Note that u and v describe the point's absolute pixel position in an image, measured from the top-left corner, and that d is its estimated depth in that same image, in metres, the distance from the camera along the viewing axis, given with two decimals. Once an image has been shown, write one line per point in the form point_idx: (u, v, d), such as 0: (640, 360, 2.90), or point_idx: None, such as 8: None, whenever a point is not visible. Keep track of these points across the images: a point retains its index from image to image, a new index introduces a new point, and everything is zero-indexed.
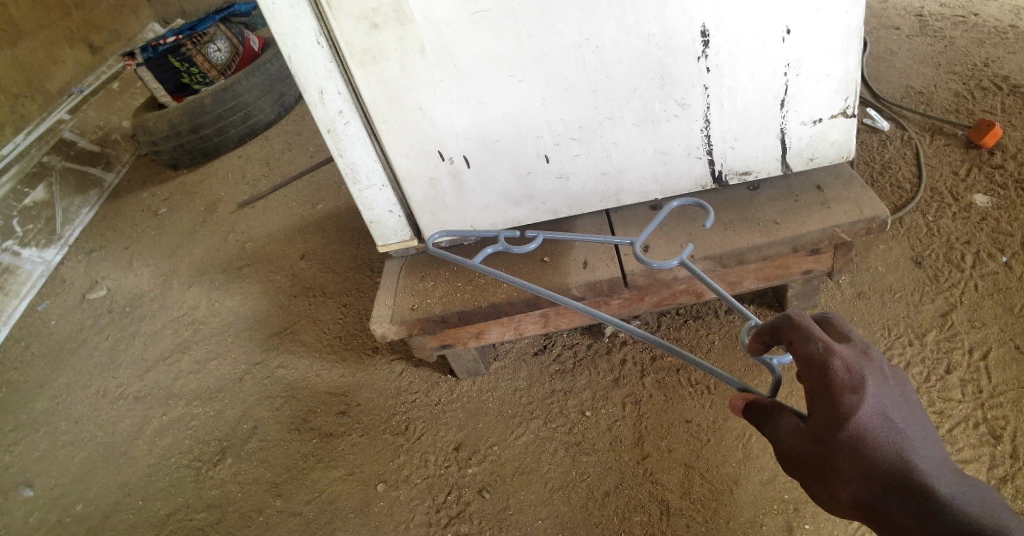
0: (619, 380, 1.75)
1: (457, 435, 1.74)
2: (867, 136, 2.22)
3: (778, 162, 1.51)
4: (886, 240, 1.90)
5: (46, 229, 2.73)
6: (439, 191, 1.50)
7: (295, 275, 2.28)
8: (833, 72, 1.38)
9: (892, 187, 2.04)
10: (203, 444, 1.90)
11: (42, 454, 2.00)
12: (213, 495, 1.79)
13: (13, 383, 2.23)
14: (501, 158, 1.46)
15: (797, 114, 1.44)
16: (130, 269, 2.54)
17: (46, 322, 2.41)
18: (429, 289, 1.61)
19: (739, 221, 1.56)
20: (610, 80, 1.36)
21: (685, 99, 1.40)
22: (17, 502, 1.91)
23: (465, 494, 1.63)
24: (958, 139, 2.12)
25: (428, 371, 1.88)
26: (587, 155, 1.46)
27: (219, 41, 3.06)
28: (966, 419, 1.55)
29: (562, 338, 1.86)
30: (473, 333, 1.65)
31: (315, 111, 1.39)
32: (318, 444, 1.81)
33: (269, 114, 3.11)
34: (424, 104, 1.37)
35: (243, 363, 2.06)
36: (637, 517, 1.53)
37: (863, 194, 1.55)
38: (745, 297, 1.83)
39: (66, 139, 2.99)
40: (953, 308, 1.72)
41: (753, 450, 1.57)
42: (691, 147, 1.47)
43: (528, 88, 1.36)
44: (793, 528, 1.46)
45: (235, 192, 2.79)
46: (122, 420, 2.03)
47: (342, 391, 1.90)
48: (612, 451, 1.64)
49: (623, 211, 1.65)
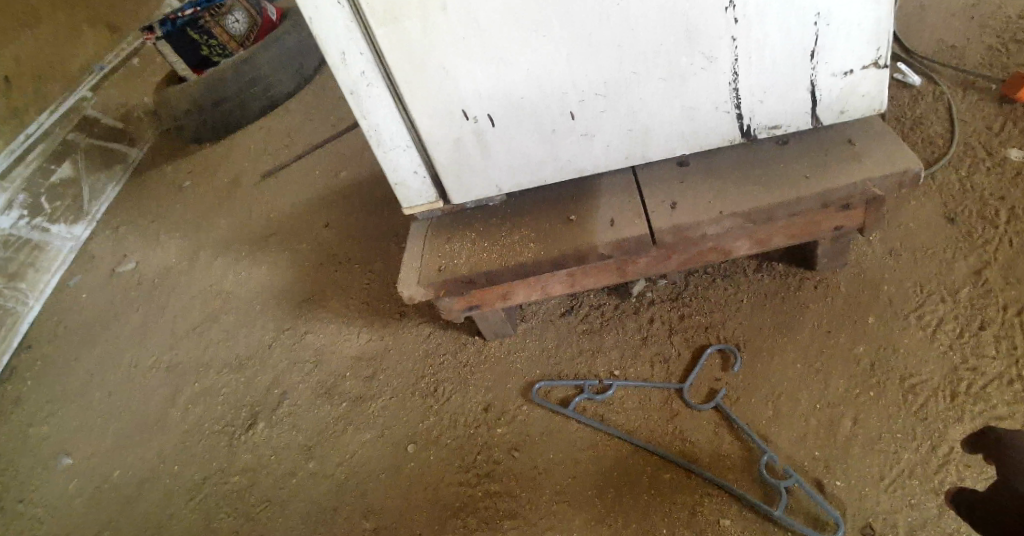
0: (647, 339, 1.75)
1: (486, 397, 1.75)
2: (898, 92, 2.17)
3: (807, 116, 1.48)
4: (919, 196, 1.86)
5: (74, 206, 2.77)
6: (463, 151, 1.49)
7: (321, 243, 2.30)
8: (865, 21, 1.35)
9: (923, 143, 2.00)
10: (236, 410, 1.93)
11: (79, 423, 2.05)
12: (246, 460, 1.82)
13: (49, 355, 2.28)
14: (525, 118, 1.44)
15: (828, 66, 1.40)
16: (158, 243, 2.57)
17: (78, 296, 2.45)
18: (455, 250, 1.61)
19: (768, 176, 1.54)
20: (635, 34, 1.33)
21: (712, 52, 1.37)
22: (57, 470, 1.96)
23: (495, 454, 1.65)
24: (992, 94, 2.07)
25: (455, 333, 1.88)
26: (613, 112, 1.44)
27: (237, 12, 3.02)
28: (1000, 376, 1.52)
29: (589, 299, 1.86)
30: (500, 294, 1.65)
31: (338, 74, 1.38)
32: (348, 407, 1.83)
33: (289, 85, 3.10)
34: (446, 63, 1.35)
35: (272, 330, 2.08)
36: (668, 473, 1.54)
37: (895, 147, 1.52)
38: (774, 255, 1.81)
39: (89, 117, 3.03)
40: (987, 265, 1.69)
41: (782, 407, 1.57)
42: (719, 101, 1.44)
43: (553, 45, 1.34)
44: (823, 484, 1.46)
45: (259, 163, 2.81)
46: (155, 389, 2.06)
47: (370, 355, 1.92)
48: (641, 410, 1.64)
49: (649, 169, 1.63)
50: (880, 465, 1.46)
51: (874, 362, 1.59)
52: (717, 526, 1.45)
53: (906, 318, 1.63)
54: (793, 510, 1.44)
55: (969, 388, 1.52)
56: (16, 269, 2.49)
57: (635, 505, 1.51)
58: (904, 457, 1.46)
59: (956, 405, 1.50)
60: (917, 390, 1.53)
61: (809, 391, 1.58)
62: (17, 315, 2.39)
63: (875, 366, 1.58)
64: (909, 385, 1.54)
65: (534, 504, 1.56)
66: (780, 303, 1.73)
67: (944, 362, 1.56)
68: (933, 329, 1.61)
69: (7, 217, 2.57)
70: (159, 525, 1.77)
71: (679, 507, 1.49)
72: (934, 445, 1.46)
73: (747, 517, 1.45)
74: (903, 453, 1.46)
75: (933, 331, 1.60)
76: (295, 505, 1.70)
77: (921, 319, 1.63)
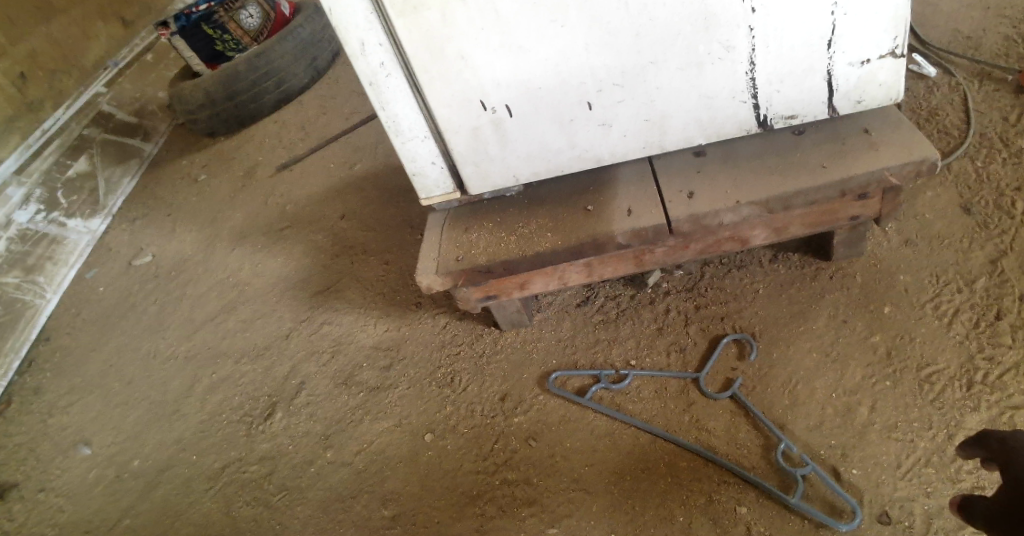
0: (663, 329, 1.76)
1: (503, 386, 1.76)
2: (913, 83, 2.16)
3: (823, 105, 1.48)
4: (935, 187, 1.85)
5: (90, 200, 2.78)
6: (481, 141, 1.50)
7: (337, 235, 2.32)
8: (882, 10, 1.35)
9: (938, 133, 1.99)
10: (253, 400, 1.95)
11: (98, 414, 2.08)
12: (264, 450, 1.84)
13: (67, 347, 2.31)
14: (543, 108, 1.45)
15: (844, 55, 1.40)
16: (174, 236, 2.59)
17: (95, 288, 2.48)
18: (473, 240, 1.62)
19: (784, 166, 1.54)
20: (653, 23, 1.34)
21: (729, 41, 1.37)
22: (76, 459, 1.98)
23: (512, 442, 1.66)
24: (1008, 84, 2.06)
25: (471, 324, 1.90)
26: (630, 101, 1.45)
27: (251, 7, 3.04)
28: (1016, 366, 1.52)
29: (605, 289, 1.87)
30: (518, 284, 1.66)
31: (356, 65, 1.39)
32: (365, 397, 1.85)
33: (302, 79, 3.11)
34: (465, 52, 1.36)
35: (289, 321, 2.10)
36: (684, 462, 1.55)
37: (912, 137, 1.51)
38: (790, 246, 1.81)
39: (105, 112, 3.04)
40: (1003, 255, 1.69)
41: (799, 396, 1.57)
42: (736, 90, 1.44)
43: (571, 34, 1.34)
44: (840, 473, 1.46)
45: (273, 156, 2.83)
46: (172, 380, 2.09)
47: (387, 345, 1.94)
48: (657, 399, 1.65)
49: (666, 159, 1.64)
50: (896, 454, 1.46)
51: (890, 351, 1.59)
52: (734, 513, 1.46)
53: (923, 308, 1.63)
54: (810, 498, 1.45)
55: (985, 378, 1.52)
56: (34, 263, 2.52)
57: (652, 492, 1.52)
58: (920, 446, 1.46)
59: (973, 394, 1.50)
60: (933, 379, 1.53)
61: (825, 380, 1.58)
62: (36, 309, 2.41)
63: (891, 354, 1.58)
64: (925, 374, 1.54)
65: (550, 492, 1.57)
66: (795, 293, 1.73)
67: (961, 351, 1.56)
68: (949, 319, 1.61)
69: (24, 212, 2.62)
70: (180, 514, 1.79)
71: (695, 494, 1.50)
72: (950, 435, 1.46)
73: (764, 504, 1.45)
74: (919, 441, 1.47)
75: (949, 321, 1.61)
76: (313, 494, 1.72)
77: (937, 308, 1.63)
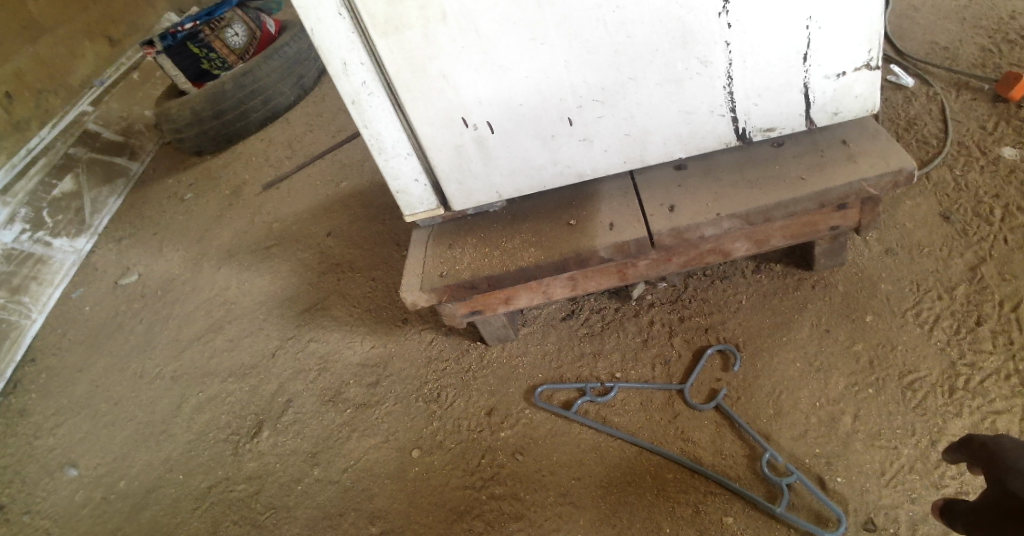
0: (648, 341, 1.77)
1: (490, 400, 1.76)
2: (891, 93, 2.19)
3: (801, 118, 1.50)
4: (914, 196, 1.88)
5: (76, 219, 2.78)
6: (464, 158, 1.51)
7: (324, 252, 2.32)
8: (856, 24, 1.37)
9: (917, 142, 2.02)
10: (240, 419, 1.94)
11: (84, 434, 2.07)
12: (253, 468, 1.83)
13: (53, 368, 2.29)
14: (525, 124, 1.46)
15: (820, 68, 1.42)
16: (161, 254, 2.59)
17: (81, 308, 2.47)
18: (457, 256, 1.63)
19: (764, 178, 1.56)
20: (631, 40, 1.36)
21: (707, 57, 1.39)
22: (63, 481, 1.97)
23: (499, 457, 1.66)
24: (985, 93, 2.09)
25: (458, 339, 1.90)
26: (611, 117, 1.46)
27: (236, 25, 3.06)
28: (997, 371, 1.54)
29: (590, 303, 1.88)
30: (503, 299, 1.67)
31: (340, 84, 1.40)
32: (351, 414, 1.85)
33: (288, 97, 3.13)
34: (447, 71, 1.38)
35: (276, 339, 2.10)
36: (670, 473, 1.55)
37: (888, 147, 1.54)
38: (773, 257, 1.83)
39: (91, 131, 3.03)
40: (982, 261, 1.71)
41: (783, 406, 1.58)
42: (715, 105, 1.46)
43: (551, 52, 1.36)
44: (825, 481, 1.47)
45: (260, 174, 2.83)
46: (159, 400, 2.08)
47: (374, 362, 1.94)
48: (643, 412, 1.66)
49: (647, 173, 1.65)
50: (880, 461, 1.47)
51: (873, 359, 1.60)
52: (720, 524, 1.46)
53: (904, 316, 1.65)
54: (796, 507, 1.45)
55: (967, 384, 1.53)
56: (20, 283, 2.50)
57: (638, 505, 1.52)
58: (904, 453, 1.47)
59: (955, 400, 1.52)
60: (915, 386, 1.55)
61: (809, 389, 1.59)
62: (21, 329, 2.40)
63: (874, 363, 1.60)
64: (908, 382, 1.56)
65: (539, 506, 1.57)
66: (779, 303, 1.74)
67: (942, 358, 1.58)
68: (930, 326, 1.63)
69: (9, 231, 2.60)
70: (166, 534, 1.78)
71: (682, 506, 1.50)
72: (933, 441, 1.48)
73: (751, 515, 1.46)
74: (903, 449, 1.48)
75: (930, 328, 1.62)
76: (301, 512, 1.71)
77: (918, 316, 1.64)
